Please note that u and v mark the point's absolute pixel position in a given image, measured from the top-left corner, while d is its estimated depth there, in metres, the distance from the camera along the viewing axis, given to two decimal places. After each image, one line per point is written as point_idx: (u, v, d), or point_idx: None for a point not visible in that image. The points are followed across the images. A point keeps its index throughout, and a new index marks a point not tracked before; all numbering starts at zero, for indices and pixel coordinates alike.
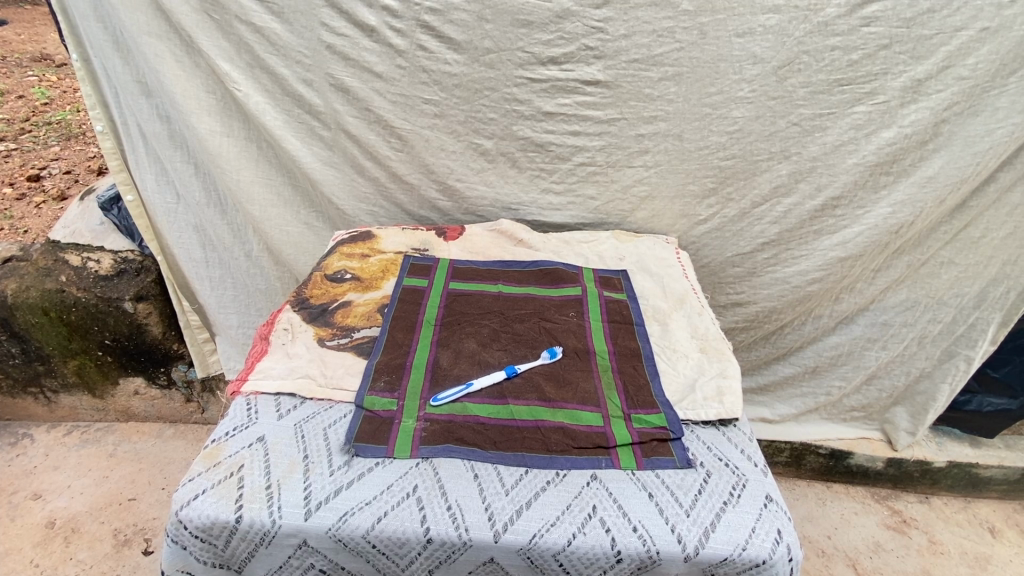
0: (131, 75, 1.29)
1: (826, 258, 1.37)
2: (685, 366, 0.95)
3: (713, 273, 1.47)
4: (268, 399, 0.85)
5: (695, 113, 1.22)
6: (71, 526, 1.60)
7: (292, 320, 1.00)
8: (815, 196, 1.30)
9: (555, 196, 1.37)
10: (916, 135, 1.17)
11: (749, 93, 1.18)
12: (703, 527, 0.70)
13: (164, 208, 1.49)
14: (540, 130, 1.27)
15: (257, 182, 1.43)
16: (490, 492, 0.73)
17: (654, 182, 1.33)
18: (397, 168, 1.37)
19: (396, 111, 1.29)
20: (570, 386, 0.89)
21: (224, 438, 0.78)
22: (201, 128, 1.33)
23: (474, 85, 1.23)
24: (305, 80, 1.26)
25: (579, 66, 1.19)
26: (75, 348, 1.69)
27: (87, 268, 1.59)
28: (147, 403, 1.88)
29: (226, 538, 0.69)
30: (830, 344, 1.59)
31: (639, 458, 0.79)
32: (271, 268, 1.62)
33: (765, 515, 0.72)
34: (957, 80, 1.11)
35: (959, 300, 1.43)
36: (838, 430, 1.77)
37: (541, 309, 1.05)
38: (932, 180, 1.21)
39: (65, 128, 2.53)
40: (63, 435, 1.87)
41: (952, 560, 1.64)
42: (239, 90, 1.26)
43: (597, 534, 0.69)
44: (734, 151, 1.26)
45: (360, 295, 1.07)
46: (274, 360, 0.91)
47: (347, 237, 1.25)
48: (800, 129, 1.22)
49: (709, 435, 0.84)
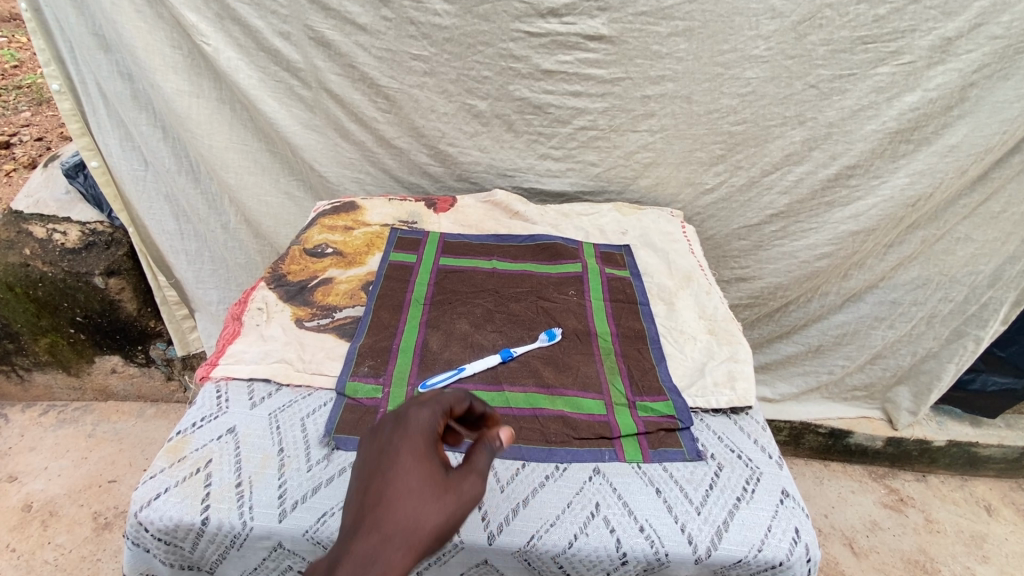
0: (86, 27, 1.17)
1: (837, 232, 1.30)
2: (693, 349, 0.88)
3: (717, 246, 1.40)
4: (240, 386, 0.77)
5: (705, 73, 1.12)
6: (48, 510, 1.54)
7: (267, 299, 0.91)
8: (829, 164, 1.21)
9: (553, 162, 1.28)
10: (941, 100, 1.09)
11: (765, 51, 1.09)
12: (715, 527, 0.64)
13: (132, 176, 1.39)
14: (538, 90, 1.17)
15: (232, 148, 1.33)
16: (483, 488, 0.66)
17: (659, 148, 1.24)
18: (384, 131, 1.27)
19: (382, 68, 1.18)
20: (570, 371, 0.82)
21: (190, 430, 0.71)
22: (167, 87, 1.22)
23: (466, 39, 1.13)
24: (282, 32, 1.15)
25: (582, 19, 1.08)
26: (45, 325, 1.61)
27: (52, 240, 1.48)
28: (126, 382, 1.80)
29: (193, 540, 0.62)
30: (836, 322, 1.54)
31: (645, 450, 0.73)
32: (250, 240, 1.52)
33: (781, 512, 0.66)
34: (990, 40, 1.02)
35: (973, 278, 1.37)
36: (839, 409, 1.74)
37: (539, 288, 0.97)
38: (955, 149, 1.13)
39: (35, 92, 2.37)
40: (39, 415, 1.79)
41: (948, 538, 1.63)
42: (208, 44, 1.15)
43: (600, 535, 0.63)
44: (746, 115, 1.17)
45: (343, 271, 0.99)
46: (247, 343, 0.83)
47: (329, 208, 1.16)
48: (817, 92, 1.13)
49: (720, 424, 0.78)
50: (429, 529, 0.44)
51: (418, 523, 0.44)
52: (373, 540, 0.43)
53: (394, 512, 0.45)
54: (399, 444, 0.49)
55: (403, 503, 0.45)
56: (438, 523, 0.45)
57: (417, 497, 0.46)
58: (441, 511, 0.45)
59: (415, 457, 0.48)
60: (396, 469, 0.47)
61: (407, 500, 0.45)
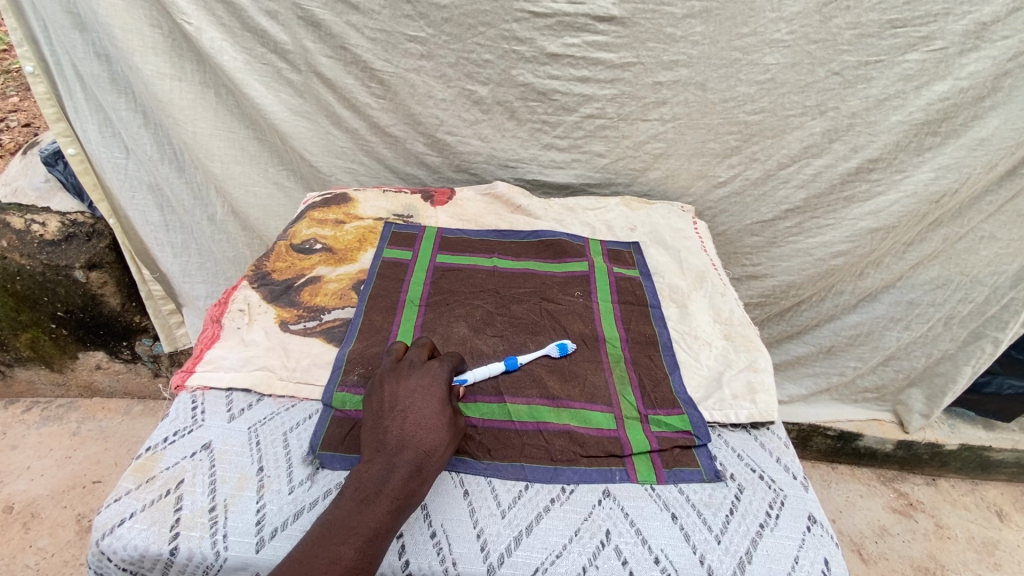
0: (59, 5, 1.09)
1: (855, 229, 1.23)
2: (709, 358, 0.82)
3: (729, 243, 1.34)
4: (218, 396, 0.71)
5: (722, 58, 1.05)
6: (29, 511, 1.48)
7: (250, 298, 0.85)
8: (850, 158, 1.14)
9: (557, 152, 1.21)
10: (973, 89, 1.02)
11: (786, 35, 1.01)
12: (737, 558, 0.58)
13: (113, 164, 1.31)
14: (543, 75, 1.10)
15: (217, 135, 1.25)
16: (483, 514, 0.61)
17: (670, 139, 1.17)
18: (379, 118, 1.19)
19: (376, 50, 1.10)
20: (577, 380, 0.76)
21: (161, 446, 0.64)
22: (146, 70, 1.14)
23: (466, 19, 1.05)
24: (268, 11, 1.07)
25: None
26: (25, 320, 1.54)
27: (30, 232, 1.40)
28: (112, 378, 1.73)
29: (161, 571, 0.56)
30: (849, 322, 1.48)
31: (659, 469, 0.67)
32: (238, 233, 1.45)
33: (809, 541, 0.61)
34: None
35: (995, 278, 1.31)
36: (849, 411, 1.69)
37: (542, 288, 0.91)
38: (985, 142, 1.06)
39: (23, 76, 2.28)
40: (22, 412, 1.73)
41: (959, 545, 1.58)
42: (190, 23, 1.07)
43: (611, 567, 0.57)
44: (763, 104, 1.10)
45: (332, 269, 0.92)
46: (226, 348, 0.77)
47: (319, 200, 1.09)
48: (841, 80, 1.05)
49: (739, 440, 0.72)
50: (446, 456, 0.60)
51: (442, 449, 0.59)
52: (415, 456, 0.57)
53: (428, 437, 0.59)
54: (427, 388, 0.63)
55: (437, 433, 0.59)
56: (452, 452, 0.60)
57: (441, 430, 0.60)
58: (454, 444, 0.61)
59: (439, 398, 0.62)
60: (427, 405, 0.61)
61: (435, 432, 0.59)
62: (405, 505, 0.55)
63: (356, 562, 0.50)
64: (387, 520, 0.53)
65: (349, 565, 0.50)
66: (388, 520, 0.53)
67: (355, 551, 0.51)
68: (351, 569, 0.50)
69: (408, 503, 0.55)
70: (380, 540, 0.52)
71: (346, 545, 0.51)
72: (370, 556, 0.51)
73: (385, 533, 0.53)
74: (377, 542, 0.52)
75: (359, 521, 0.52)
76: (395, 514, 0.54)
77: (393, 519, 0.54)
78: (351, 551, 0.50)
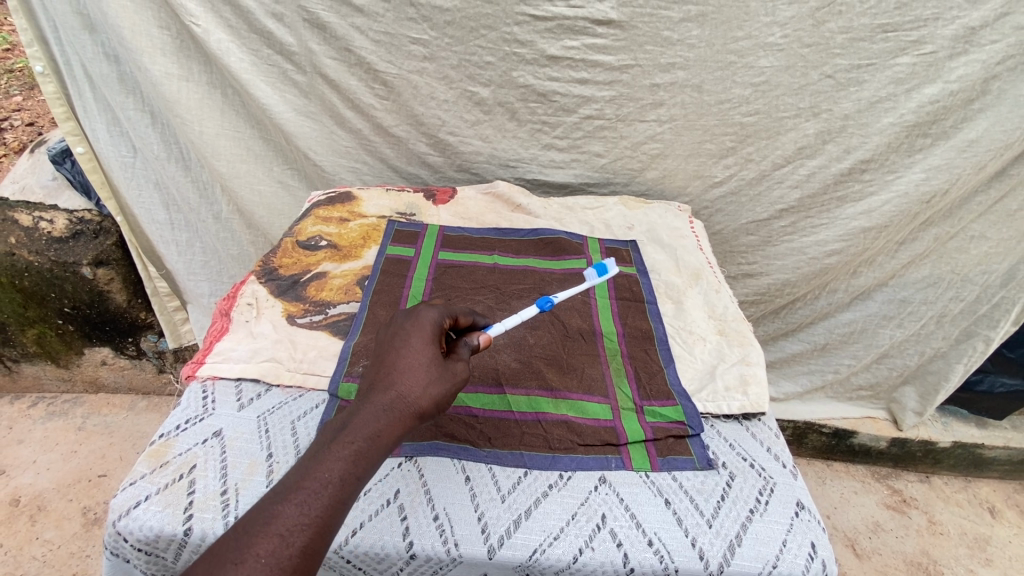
0: (69, 6, 1.11)
1: (848, 228, 1.26)
2: (703, 352, 0.85)
3: (724, 242, 1.36)
4: (227, 386, 0.74)
5: (718, 61, 1.08)
6: (36, 504, 1.51)
7: (257, 293, 0.87)
8: (842, 158, 1.17)
9: (557, 152, 1.23)
10: (962, 92, 1.04)
11: (780, 39, 1.04)
12: (728, 541, 0.61)
13: (120, 163, 1.34)
14: (543, 77, 1.12)
15: (223, 134, 1.28)
16: (483, 498, 0.63)
17: (667, 140, 1.19)
18: (382, 118, 1.22)
19: (380, 52, 1.13)
20: (574, 373, 0.79)
21: (174, 433, 0.67)
22: (155, 70, 1.17)
23: (468, 23, 1.07)
24: (274, 13, 1.09)
25: (590, 2, 1.03)
26: (32, 316, 1.57)
27: (38, 229, 1.42)
28: (117, 374, 1.76)
29: (175, 552, 0.59)
30: (843, 320, 1.50)
31: (653, 457, 0.69)
32: (243, 231, 1.48)
33: (796, 526, 0.63)
34: (1016, 30, 0.97)
35: (986, 277, 1.33)
36: (843, 409, 1.71)
37: (542, 284, 0.93)
38: (974, 144, 1.09)
39: (26, 75, 2.30)
40: (28, 407, 1.76)
41: (951, 541, 1.60)
42: (197, 25, 1.10)
43: (606, 549, 0.59)
44: (758, 106, 1.13)
45: (337, 265, 0.94)
46: (235, 340, 0.79)
47: (324, 199, 1.11)
48: (833, 82, 1.08)
49: (731, 431, 0.74)
50: (428, 399, 0.54)
51: (419, 391, 0.54)
52: (384, 399, 0.53)
53: (401, 380, 0.54)
54: (409, 329, 0.58)
55: (412, 375, 0.55)
56: (436, 397, 0.55)
57: (422, 370, 0.56)
58: (439, 388, 0.56)
59: (424, 339, 0.58)
60: (406, 346, 0.57)
61: (413, 372, 0.55)
62: (371, 452, 0.51)
63: (311, 514, 0.46)
64: (348, 468, 0.49)
65: (299, 517, 0.46)
66: (349, 468, 0.49)
67: (309, 502, 0.47)
68: (304, 521, 0.46)
69: (374, 449, 0.51)
70: (338, 491, 0.48)
71: (288, 501, 0.47)
72: (327, 505, 0.47)
73: (345, 481, 0.49)
74: (333, 492, 0.48)
75: (315, 470, 0.49)
76: (358, 462, 0.50)
77: (356, 468, 0.49)
78: (305, 502, 0.47)
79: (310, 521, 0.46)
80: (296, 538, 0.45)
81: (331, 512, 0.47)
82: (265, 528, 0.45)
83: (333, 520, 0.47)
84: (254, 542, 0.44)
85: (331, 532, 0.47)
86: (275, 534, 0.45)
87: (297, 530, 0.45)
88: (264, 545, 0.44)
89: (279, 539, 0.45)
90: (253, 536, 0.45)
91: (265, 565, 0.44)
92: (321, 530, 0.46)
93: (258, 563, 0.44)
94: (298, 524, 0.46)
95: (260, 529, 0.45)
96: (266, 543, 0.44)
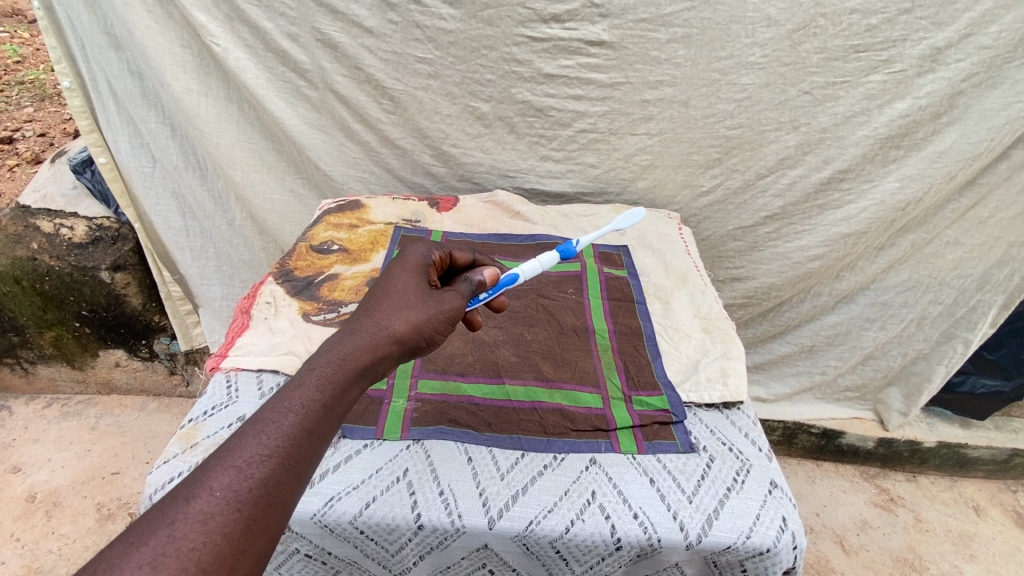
0: (98, 26, 1.19)
1: (829, 234, 1.33)
2: (688, 347, 0.91)
3: (713, 247, 1.43)
4: (249, 376, 0.80)
5: (703, 79, 1.16)
6: (52, 500, 1.56)
7: (275, 293, 0.95)
8: (822, 169, 1.24)
9: (554, 163, 1.31)
10: (930, 107, 1.11)
11: (760, 58, 1.12)
12: (706, 515, 0.67)
13: (140, 172, 1.41)
14: (540, 93, 1.20)
15: (238, 146, 1.35)
16: (484, 476, 0.70)
17: (657, 151, 1.27)
18: (389, 131, 1.30)
19: (388, 70, 1.20)
20: (568, 366, 0.85)
21: (202, 418, 0.75)
22: (177, 86, 1.24)
23: (471, 43, 1.15)
24: (289, 34, 1.17)
25: (583, 24, 1.11)
26: (51, 318, 1.63)
27: (59, 235, 1.50)
28: (129, 375, 1.82)
29: None
30: (828, 323, 1.57)
31: (640, 442, 0.76)
32: (255, 238, 1.55)
33: (769, 502, 0.69)
34: (979, 50, 1.04)
35: (962, 281, 1.40)
36: (832, 409, 1.77)
37: (539, 285, 1.00)
38: (944, 155, 1.16)
39: (38, 88, 2.38)
40: (43, 408, 1.82)
41: (937, 537, 1.65)
42: (217, 44, 1.17)
43: (596, 521, 0.66)
44: (741, 120, 1.20)
45: (348, 268, 1.01)
46: (255, 335, 0.86)
47: (335, 206, 1.18)
48: (811, 98, 1.16)
49: (713, 418, 0.81)
50: (405, 322, 0.62)
51: (396, 316, 0.62)
52: (359, 327, 0.60)
53: (377, 310, 0.63)
54: (393, 274, 0.69)
55: (388, 306, 0.63)
56: (409, 322, 0.62)
57: (402, 300, 0.64)
58: (417, 312, 0.63)
59: (408, 277, 0.68)
60: (388, 285, 0.66)
61: (392, 301, 0.64)
62: (335, 380, 0.55)
63: (271, 445, 0.48)
64: (310, 399, 0.52)
65: (258, 449, 0.48)
66: (311, 398, 0.52)
67: (269, 433, 0.49)
68: (264, 452, 0.48)
69: (340, 372, 0.55)
70: (300, 420, 0.51)
71: (246, 438, 0.48)
72: (289, 435, 0.50)
73: (308, 408, 0.52)
74: (296, 420, 0.51)
75: (276, 405, 0.51)
76: (322, 391, 0.53)
77: (319, 398, 0.53)
78: (265, 434, 0.49)
79: (270, 452, 0.48)
80: (256, 469, 0.47)
81: (292, 442, 0.49)
82: (222, 461, 0.46)
83: (295, 450, 0.49)
84: (211, 477, 0.45)
85: (293, 464, 0.49)
86: (234, 467, 0.46)
87: (258, 461, 0.47)
88: (221, 478, 0.45)
89: (237, 472, 0.46)
90: (209, 473, 0.46)
91: (222, 498, 0.44)
92: (282, 460, 0.48)
93: (214, 496, 0.44)
94: (258, 456, 0.48)
95: (218, 462, 0.46)
96: (223, 477, 0.45)
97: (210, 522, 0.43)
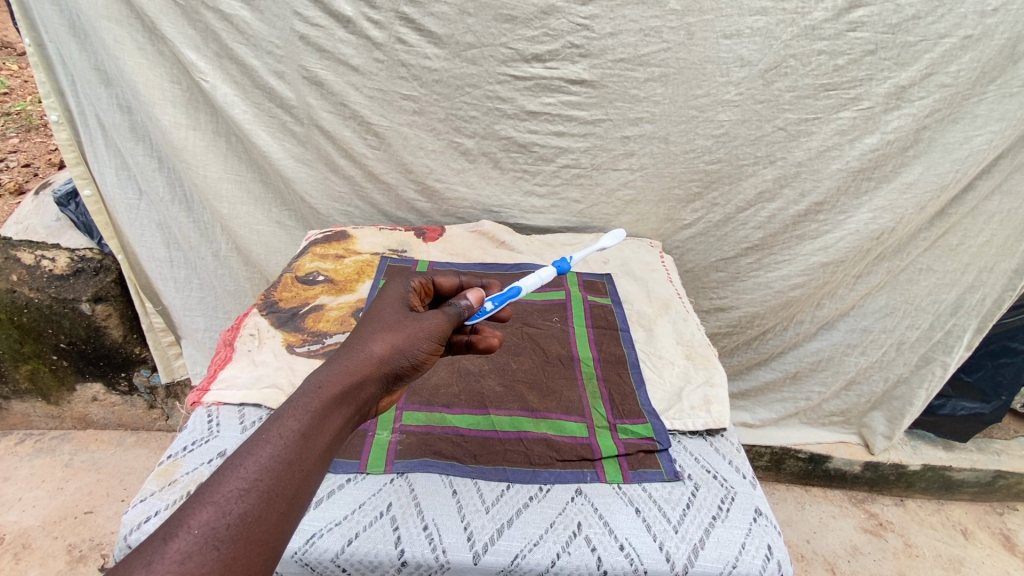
0: (88, 62, 1.21)
1: (808, 263, 1.37)
2: (671, 374, 0.92)
3: (696, 278, 1.47)
4: (231, 410, 0.81)
5: (681, 116, 1.20)
6: (21, 542, 1.49)
7: (259, 324, 0.95)
8: (798, 202, 1.29)
9: (538, 198, 1.34)
10: (897, 142, 1.17)
11: (736, 96, 1.17)
12: (691, 544, 0.67)
13: (125, 204, 1.41)
14: (523, 130, 1.24)
15: (225, 178, 1.36)
16: (469, 510, 0.69)
17: (639, 186, 1.31)
18: (374, 166, 1.32)
19: (373, 106, 1.23)
20: (553, 395, 0.86)
21: (182, 453, 0.75)
22: (164, 120, 1.26)
23: (455, 81, 1.19)
24: (276, 72, 1.20)
25: (564, 64, 1.15)
26: (27, 352, 1.60)
27: (40, 267, 1.48)
28: (106, 410, 1.77)
29: None
30: (810, 349, 1.59)
31: (626, 471, 0.76)
32: (239, 269, 1.54)
33: (755, 530, 0.69)
34: (940, 88, 1.10)
35: (938, 307, 1.43)
36: (819, 434, 1.77)
37: (524, 315, 1.01)
38: (913, 186, 1.21)
39: (24, 119, 2.39)
40: (15, 444, 1.76)
41: (927, 562, 1.65)
42: (206, 81, 1.20)
43: (582, 553, 0.65)
44: (720, 155, 1.25)
45: (333, 298, 1.02)
46: (238, 367, 0.86)
47: (321, 236, 1.19)
48: (785, 134, 1.20)
49: (697, 446, 0.82)
50: (383, 344, 0.62)
51: (374, 340, 0.62)
52: (342, 357, 0.60)
53: (360, 338, 0.62)
54: (380, 305, 0.69)
55: (370, 333, 0.63)
56: (390, 345, 0.62)
57: (381, 324, 0.64)
58: (395, 333, 0.63)
59: (385, 304, 0.68)
60: (373, 315, 0.66)
61: (372, 326, 0.64)
62: (315, 408, 0.54)
63: (250, 479, 0.48)
64: (288, 430, 0.52)
65: (237, 484, 0.47)
66: (290, 428, 0.52)
67: (247, 467, 0.49)
68: (243, 486, 0.48)
69: (318, 400, 0.55)
70: (279, 451, 0.50)
71: (226, 476, 0.48)
72: (268, 468, 0.49)
73: (288, 437, 0.51)
74: (276, 450, 0.50)
75: (254, 437, 0.51)
76: (300, 420, 0.53)
77: (298, 427, 0.52)
78: (243, 468, 0.48)
79: (250, 486, 0.48)
80: (235, 505, 0.46)
81: (272, 475, 0.49)
82: (199, 500, 0.46)
83: (275, 482, 0.49)
84: (188, 515, 0.45)
85: (272, 497, 0.48)
86: (212, 503, 0.46)
87: (236, 497, 0.47)
88: (198, 515, 0.45)
89: (215, 508, 0.46)
90: (187, 511, 0.45)
91: (200, 536, 0.44)
92: (263, 495, 0.48)
93: (191, 534, 0.44)
94: (237, 491, 0.47)
95: (196, 501, 0.46)
96: (200, 514, 0.45)
97: (188, 562, 0.42)
